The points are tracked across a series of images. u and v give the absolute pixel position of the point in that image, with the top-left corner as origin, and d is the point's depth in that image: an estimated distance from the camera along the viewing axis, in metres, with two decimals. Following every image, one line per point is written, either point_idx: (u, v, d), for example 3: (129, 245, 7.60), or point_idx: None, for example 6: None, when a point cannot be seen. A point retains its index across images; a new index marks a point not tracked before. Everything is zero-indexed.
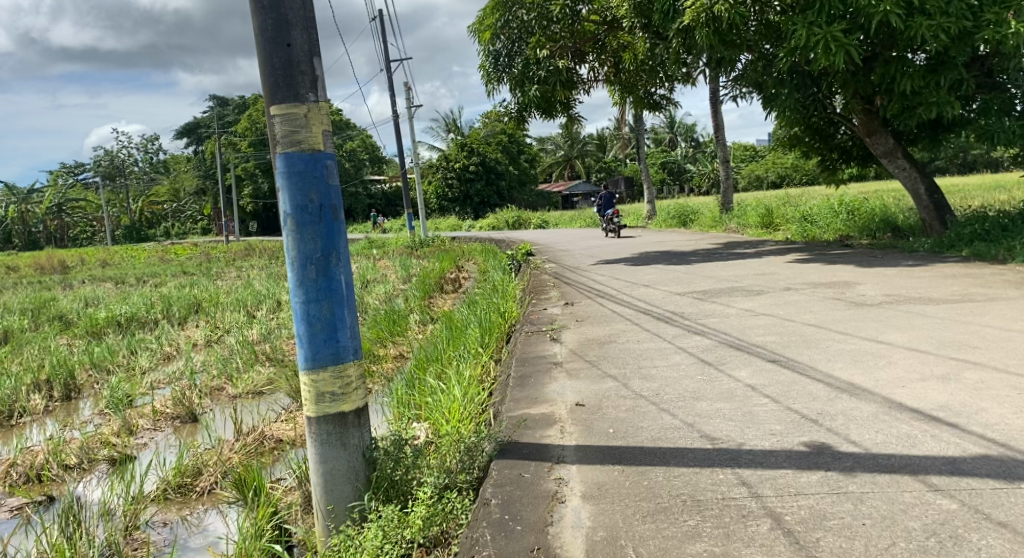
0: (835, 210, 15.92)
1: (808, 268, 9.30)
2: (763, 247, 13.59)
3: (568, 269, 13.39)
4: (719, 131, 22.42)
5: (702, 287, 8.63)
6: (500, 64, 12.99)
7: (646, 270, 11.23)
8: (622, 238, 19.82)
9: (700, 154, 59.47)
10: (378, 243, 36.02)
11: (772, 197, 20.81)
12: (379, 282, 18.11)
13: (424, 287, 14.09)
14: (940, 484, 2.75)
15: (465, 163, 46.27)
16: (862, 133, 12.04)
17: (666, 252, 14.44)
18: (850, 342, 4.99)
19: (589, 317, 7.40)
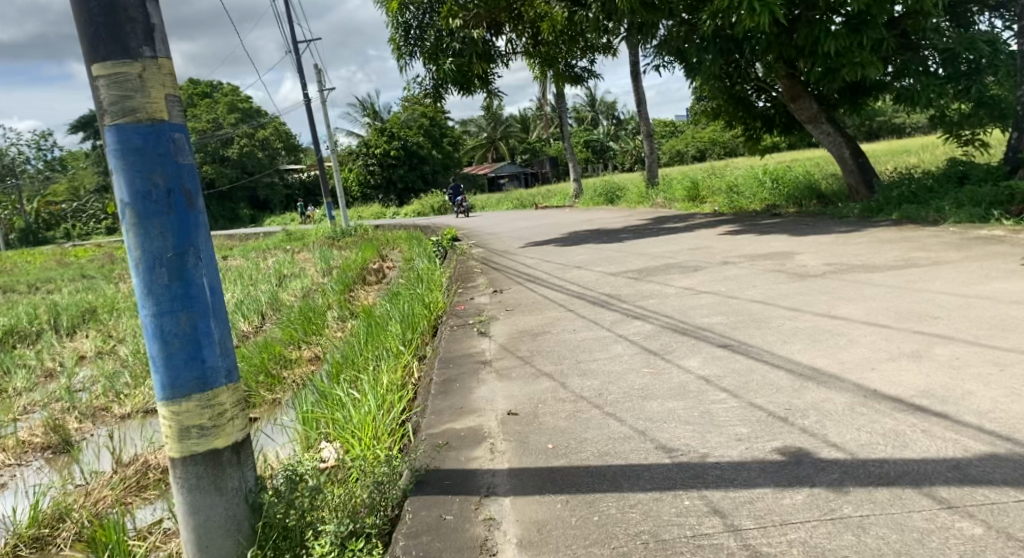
0: (759, 180, 15.80)
1: (743, 240, 8.97)
2: (693, 221, 13.31)
3: (495, 253, 12.84)
4: (640, 105, 22.20)
5: (636, 266, 8.18)
6: (412, 36, 12.40)
7: (575, 251, 10.75)
8: (550, 219, 19.38)
9: (622, 132, 59.76)
10: (298, 235, 34.78)
11: (697, 170, 20.72)
12: (299, 278, 17.21)
13: (344, 281, 13.34)
14: (951, 498, 2.33)
15: (386, 148, 45.04)
16: (786, 98, 11.74)
17: (594, 230, 14.04)
18: (803, 319, 4.57)
19: (519, 304, 6.87)
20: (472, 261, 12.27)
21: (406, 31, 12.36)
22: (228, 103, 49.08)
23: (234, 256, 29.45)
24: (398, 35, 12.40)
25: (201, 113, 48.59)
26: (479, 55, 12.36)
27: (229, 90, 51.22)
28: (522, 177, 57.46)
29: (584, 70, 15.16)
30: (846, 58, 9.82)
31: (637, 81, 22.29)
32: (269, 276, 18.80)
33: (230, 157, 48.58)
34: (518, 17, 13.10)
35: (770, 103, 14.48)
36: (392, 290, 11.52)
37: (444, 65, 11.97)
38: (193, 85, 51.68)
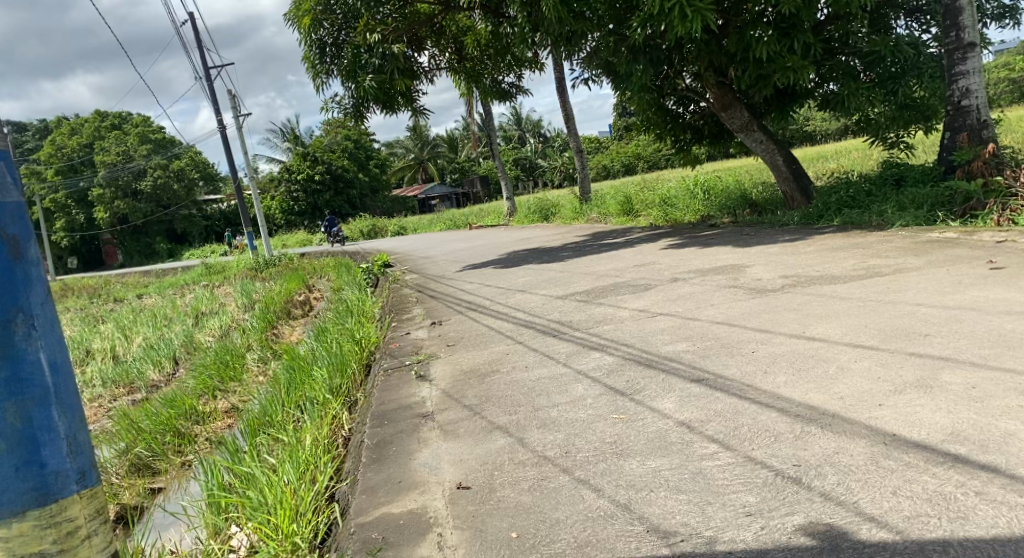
0: (693, 191, 15.65)
1: (689, 253, 8.61)
2: (631, 235, 12.99)
3: (431, 278, 12.23)
4: (569, 120, 21.96)
5: (582, 287, 7.71)
6: (327, 54, 11.78)
7: (515, 273, 10.23)
8: (484, 240, 18.83)
9: (550, 148, 59.91)
10: (218, 269, 33.44)
11: (629, 183, 20.54)
12: (223, 316, 16.24)
13: (268, 317, 12.60)
14: None
15: (309, 173, 43.66)
16: (717, 107, 11.38)
17: (532, 250, 13.60)
18: (779, 342, 4.09)
19: (459, 338, 6.32)
20: (406, 289, 11.67)
21: (321, 48, 11.71)
22: (141, 133, 47.17)
23: (153, 294, 28.02)
24: (312, 53, 11.72)
25: (112, 145, 46.56)
26: (400, 72, 11.79)
27: (141, 121, 49.26)
28: (452, 198, 56.84)
29: (512, 85, 14.71)
30: (777, 63, 9.45)
31: (564, 96, 22.01)
32: (190, 316, 17.75)
33: (146, 190, 46.64)
34: (440, 32, 12.67)
35: (699, 112, 14.26)
36: (319, 326, 10.87)
37: (364, 82, 11.34)
38: (102, 117, 49.52)
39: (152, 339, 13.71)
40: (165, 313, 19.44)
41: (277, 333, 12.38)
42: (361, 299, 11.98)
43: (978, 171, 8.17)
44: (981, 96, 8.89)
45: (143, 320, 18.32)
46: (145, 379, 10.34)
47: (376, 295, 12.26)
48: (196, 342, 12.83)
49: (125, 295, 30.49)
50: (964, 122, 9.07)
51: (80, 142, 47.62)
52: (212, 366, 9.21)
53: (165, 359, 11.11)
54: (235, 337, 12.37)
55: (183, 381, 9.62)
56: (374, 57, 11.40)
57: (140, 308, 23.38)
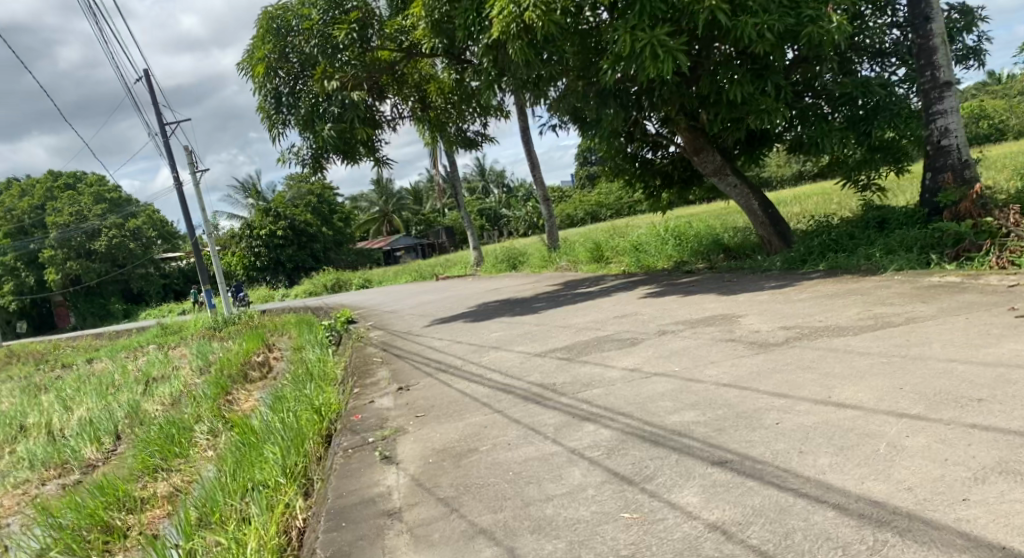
0: (664, 237, 15.31)
1: (673, 302, 8.12)
2: (606, 283, 12.54)
3: (397, 335, 11.54)
4: (535, 168, 21.67)
5: (561, 342, 7.14)
6: (284, 104, 11.22)
7: (486, 326, 9.64)
8: (451, 291, 18.21)
9: (514, 198, 59.91)
10: (175, 329, 32.26)
11: (599, 230, 20.17)
12: (175, 381, 15.35)
13: (221, 381, 11.92)
14: None
15: (271, 229, 42.87)
16: (688, 151, 10.83)
17: (503, 300, 13.05)
18: (809, 414, 3.68)
19: (429, 407, 5.69)
20: (368, 346, 11.06)
21: (277, 98, 11.13)
22: (96, 192, 46.06)
23: (106, 358, 26.86)
24: (268, 103, 11.17)
25: (66, 205, 45.39)
26: (361, 120, 11.28)
27: (98, 180, 48.25)
28: (416, 249, 56.21)
29: (478, 133, 14.27)
30: (750, 105, 8.92)
31: (529, 144, 21.70)
32: (141, 383, 16.81)
33: (100, 249, 45.38)
34: (402, 80, 12.33)
35: (668, 156, 13.94)
36: (274, 393, 10.27)
37: (323, 132, 10.83)
38: (56, 177, 48.39)
39: (97, 410, 12.81)
40: (115, 380, 18.40)
41: (230, 400, 11.67)
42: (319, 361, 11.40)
43: (966, 213, 7.74)
44: (961, 136, 8.43)
45: (90, 388, 17.28)
46: (81, 458, 9.57)
47: (335, 355, 11.70)
48: (144, 412, 12.03)
49: (76, 359, 29.19)
50: (946, 163, 8.60)
51: (32, 204, 46.33)
52: (157, 446, 8.59)
53: (107, 434, 10.38)
54: (183, 407, 11.64)
55: (124, 461, 8.91)
56: (333, 105, 10.92)
57: (90, 374, 22.21)
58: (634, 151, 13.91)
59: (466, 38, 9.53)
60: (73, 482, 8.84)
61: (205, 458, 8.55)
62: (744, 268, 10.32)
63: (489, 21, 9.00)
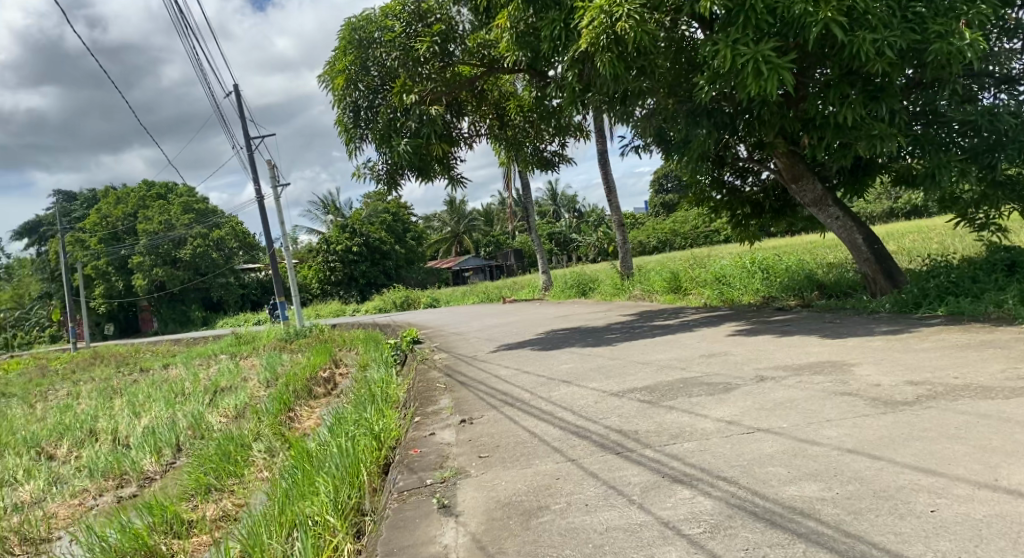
0: (749, 269, 14.56)
1: (766, 343, 7.42)
2: (686, 316, 11.83)
3: (463, 358, 11.07)
4: (611, 192, 21.06)
5: (641, 380, 6.52)
6: (361, 117, 10.84)
7: (559, 356, 9.07)
8: (520, 315, 17.70)
9: (586, 223, 59.38)
10: (248, 339, 32.69)
11: (676, 258, 19.41)
12: (240, 393, 15.22)
13: (283, 396, 11.63)
14: None
15: (346, 244, 43.43)
16: (787, 178, 10.21)
17: (575, 328, 12.46)
18: (976, 505, 3.09)
19: (491, 445, 5.11)
20: (434, 369, 10.62)
21: (355, 112, 10.77)
22: (183, 202, 47.49)
23: (178, 366, 27.25)
24: (346, 117, 10.81)
25: (152, 214, 46.85)
26: (438, 135, 10.90)
27: (183, 190, 49.70)
28: (485, 270, 56.11)
29: (555, 153, 13.73)
30: (861, 131, 8.26)
31: (606, 168, 21.12)
32: (208, 392, 16.78)
33: (183, 258, 46.70)
34: (482, 96, 11.94)
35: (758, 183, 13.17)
36: (334, 413, 9.89)
37: (399, 147, 10.42)
38: (147, 187, 50.13)
39: (162, 419, 12.70)
40: (184, 388, 18.47)
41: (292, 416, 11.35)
42: (382, 381, 11.02)
43: None
44: None
45: (159, 395, 17.34)
46: (138, 468, 9.29)
47: (400, 376, 11.29)
48: (206, 424, 11.82)
49: (150, 365, 29.76)
50: None
51: (124, 211, 48.08)
52: (209, 466, 8.24)
53: (168, 445, 10.15)
54: (244, 421, 11.37)
55: (178, 476, 8.61)
56: (411, 119, 10.55)
57: (162, 380, 22.47)
58: (722, 176, 13.32)
59: (551, 51, 9.07)
60: (127, 495, 8.57)
61: (260, 479, 8.18)
62: (842, 308, 9.60)
63: (576, 33, 8.50)
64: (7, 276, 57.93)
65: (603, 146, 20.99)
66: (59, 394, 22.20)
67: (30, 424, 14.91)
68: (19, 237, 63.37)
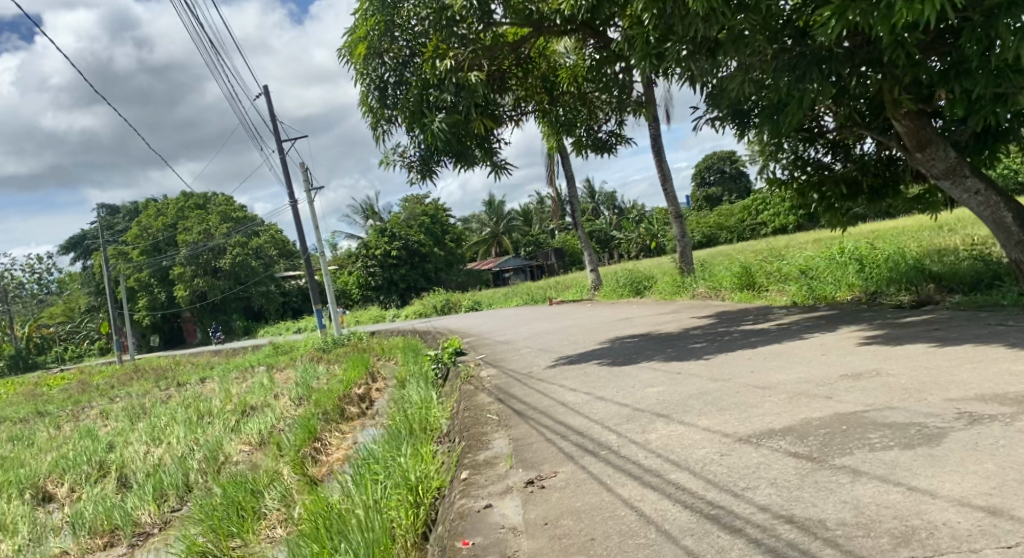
0: (838, 260, 12.75)
1: (928, 356, 5.57)
2: (780, 318, 9.98)
3: (516, 374, 9.37)
4: (667, 180, 19.13)
5: (775, 414, 4.73)
6: (387, 96, 9.21)
7: (639, 374, 7.30)
8: (573, 319, 15.95)
9: (627, 219, 57.46)
10: (285, 350, 31.42)
11: (742, 251, 17.48)
12: (266, 415, 13.63)
13: (308, 423, 9.89)
14: None
15: (385, 249, 42.15)
16: (909, 146, 8.34)
17: (645, 334, 10.66)
18: None
19: (581, 537, 3.36)
20: (481, 389, 8.91)
21: (381, 90, 9.17)
22: (220, 212, 46.61)
23: (212, 381, 25.94)
24: (370, 96, 9.20)
25: (189, 223, 46.08)
26: (478, 107, 9.17)
27: (219, 200, 48.83)
28: (525, 270, 54.30)
29: (611, 134, 11.94)
30: None
31: (660, 155, 19.18)
32: (232, 413, 15.19)
33: (221, 267, 45.77)
34: (526, 69, 10.29)
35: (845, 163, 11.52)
36: (361, 454, 8.17)
37: (432, 125, 8.74)
38: (182, 196, 49.29)
39: (176, 448, 11.17)
40: (211, 407, 16.96)
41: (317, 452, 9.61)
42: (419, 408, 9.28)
43: None
44: None
45: (180, 416, 15.82)
46: (132, 522, 7.52)
47: (440, 402, 9.55)
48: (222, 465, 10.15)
49: (186, 380, 28.57)
50: None
51: (162, 222, 47.30)
52: (210, 524, 6.61)
53: (174, 490, 8.23)
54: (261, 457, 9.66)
55: (172, 536, 6.98)
56: (445, 90, 8.84)
57: (193, 398, 21.04)
58: (806, 154, 11.78)
59: None
60: None
61: (269, 541, 6.48)
62: (982, 304, 7.84)
63: None
64: (52, 290, 57.62)
65: (656, 131, 19.05)
66: (86, 414, 20.89)
67: (38, 453, 13.48)
68: (65, 250, 63.09)
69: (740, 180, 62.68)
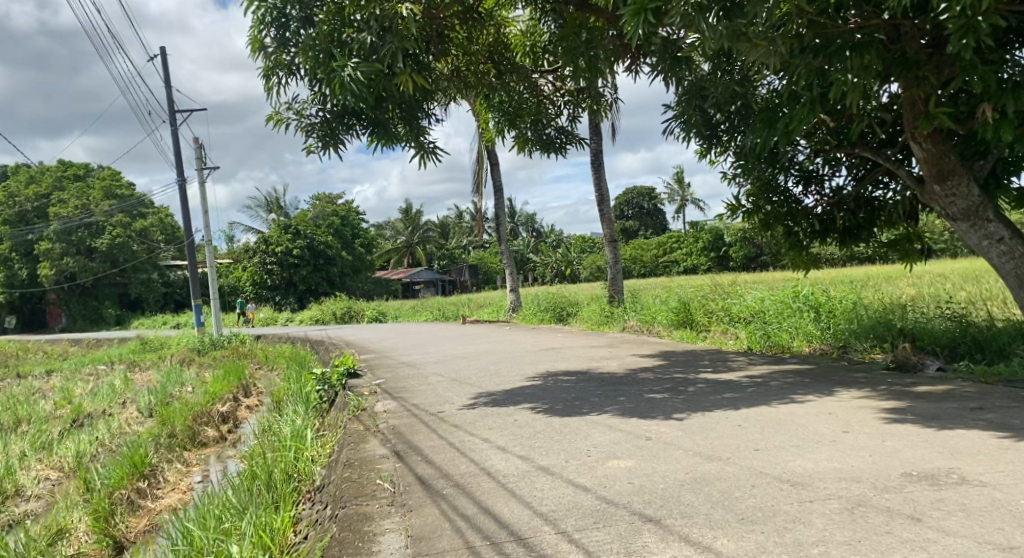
0: (793, 306, 11.36)
1: (1009, 455, 3.99)
2: (743, 368, 8.38)
3: (420, 410, 7.41)
4: (603, 200, 17.52)
5: (843, 545, 3.00)
6: (289, 38, 7.27)
7: (589, 433, 5.46)
8: (489, 343, 14.08)
9: (543, 243, 56.25)
10: (155, 348, 28.22)
11: (677, 287, 16.08)
12: (102, 435, 11.04)
13: (126, 468, 7.69)
14: None
15: (288, 246, 39.09)
16: (927, 175, 7.03)
17: (580, 373, 8.89)
18: None
19: None
20: (373, 428, 6.86)
21: (283, 28, 7.21)
22: (106, 188, 42.66)
23: (66, 376, 22.65)
24: (267, 34, 7.21)
25: (70, 198, 41.93)
26: (404, 60, 7.22)
27: (109, 176, 44.71)
28: (436, 284, 52.08)
29: (557, 130, 10.20)
30: None
31: (598, 173, 17.59)
32: (64, 426, 12.49)
33: (103, 248, 41.75)
34: (470, 34, 8.49)
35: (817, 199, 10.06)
36: (185, 520, 5.96)
37: (341, 73, 6.76)
38: (67, 167, 44.95)
39: None
40: (44, 412, 14.09)
41: (128, 504, 7.28)
42: (277, 457, 7.13)
43: None
44: None
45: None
46: None
47: (307, 448, 7.41)
48: (9, 513, 7.64)
49: (37, 372, 25.07)
50: None
51: (40, 193, 42.90)
52: None
53: None
54: (63, 506, 7.28)
55: None
56: (367, 30, 6.87)
57: (31, 398, 17.92)
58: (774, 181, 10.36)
59: None
60: None
61: None
62: (1004, 377, 6.82)
63: None
64: None
65: (596, 147, 17.49)
66: None
67: None
68: None
69: (657, 217, 62.62)
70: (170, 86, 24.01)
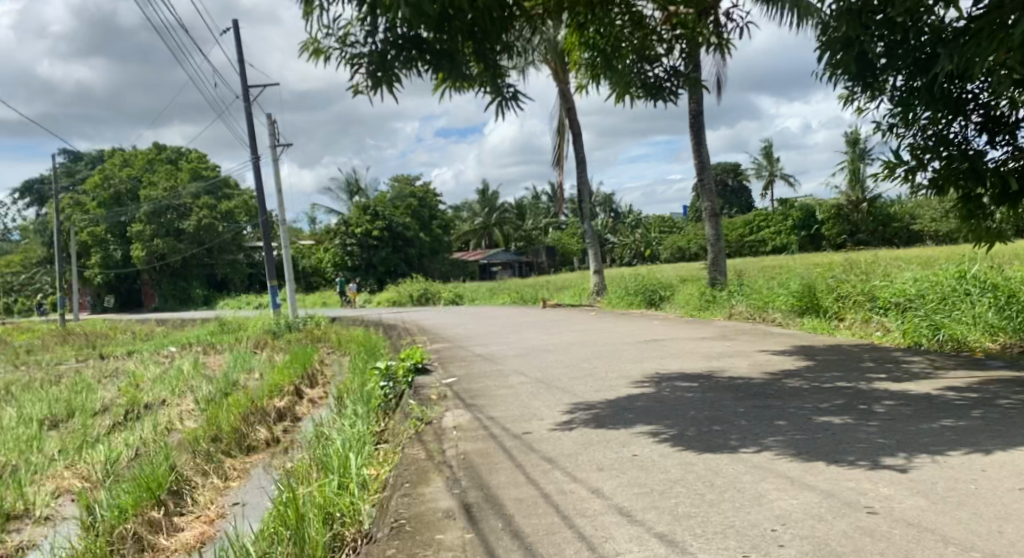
0: (961, 289, 8.98)
1: None
2: (932, 374, 6.24)
3: (501, 427, 5.63)
4: (706, 168, 15.31)
5: None
6: None
7: (761, 494, 3.56)
8: (577, 331, 12.20)
9: (624, 224, 54.02)
10: (230, 329, 27.52)
11: (794, 267, 13.81)
12: (142, 433, 9.68)
13: (139, 488, 6.26)
14: None
15: (367, 228, 38.20)
16: None
17: (703, 377, 6.91)
18: None
19: None
20: (439, 454, 5.12)
21: None
22: (191, 169, 42.67)
23: (138, 359, 21.96)
24: None
25: (154, 179, 42.02)
26: None
27: (191, 157, 44.65)
28: (514, 265, 50.47)
29: (666, 72, 8.19)
30: None
31: (698, 137, 15.34)
32: (111, 419, 11.25)
33: (186, 230, 41.76)
34: None
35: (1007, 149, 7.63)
36: None
37: None
38: (153, 149, 45.11)
39: None
40: (96, 402, 13.00)
41: (134, 542, 5.72)
42: (318, 489, 5.46)
43: None
44: None
45: (45, 415, 11.86)
46: None
47: (354, 476, 5.73)
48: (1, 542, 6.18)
49: (112, 354, 24.58)
50: None
51: (129, 174, 43.14)
52: None
53: None
54: (57, 542, 5.78)
55: None
56: None
57: (95, 383, 17.07)
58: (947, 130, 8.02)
59: None
60: None
61: None
62: None
63: None
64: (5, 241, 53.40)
65: (696, 107, 15.29)
66: None
67: None
68: (28, 199, 59.73)
69: (744, 195, 59.44)
70: (239, 58, 22.93)
